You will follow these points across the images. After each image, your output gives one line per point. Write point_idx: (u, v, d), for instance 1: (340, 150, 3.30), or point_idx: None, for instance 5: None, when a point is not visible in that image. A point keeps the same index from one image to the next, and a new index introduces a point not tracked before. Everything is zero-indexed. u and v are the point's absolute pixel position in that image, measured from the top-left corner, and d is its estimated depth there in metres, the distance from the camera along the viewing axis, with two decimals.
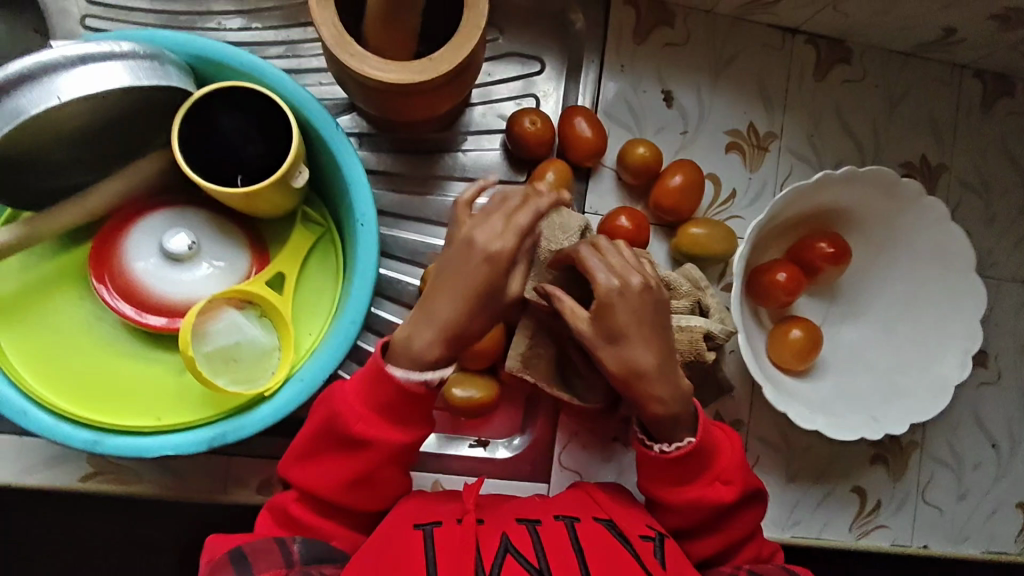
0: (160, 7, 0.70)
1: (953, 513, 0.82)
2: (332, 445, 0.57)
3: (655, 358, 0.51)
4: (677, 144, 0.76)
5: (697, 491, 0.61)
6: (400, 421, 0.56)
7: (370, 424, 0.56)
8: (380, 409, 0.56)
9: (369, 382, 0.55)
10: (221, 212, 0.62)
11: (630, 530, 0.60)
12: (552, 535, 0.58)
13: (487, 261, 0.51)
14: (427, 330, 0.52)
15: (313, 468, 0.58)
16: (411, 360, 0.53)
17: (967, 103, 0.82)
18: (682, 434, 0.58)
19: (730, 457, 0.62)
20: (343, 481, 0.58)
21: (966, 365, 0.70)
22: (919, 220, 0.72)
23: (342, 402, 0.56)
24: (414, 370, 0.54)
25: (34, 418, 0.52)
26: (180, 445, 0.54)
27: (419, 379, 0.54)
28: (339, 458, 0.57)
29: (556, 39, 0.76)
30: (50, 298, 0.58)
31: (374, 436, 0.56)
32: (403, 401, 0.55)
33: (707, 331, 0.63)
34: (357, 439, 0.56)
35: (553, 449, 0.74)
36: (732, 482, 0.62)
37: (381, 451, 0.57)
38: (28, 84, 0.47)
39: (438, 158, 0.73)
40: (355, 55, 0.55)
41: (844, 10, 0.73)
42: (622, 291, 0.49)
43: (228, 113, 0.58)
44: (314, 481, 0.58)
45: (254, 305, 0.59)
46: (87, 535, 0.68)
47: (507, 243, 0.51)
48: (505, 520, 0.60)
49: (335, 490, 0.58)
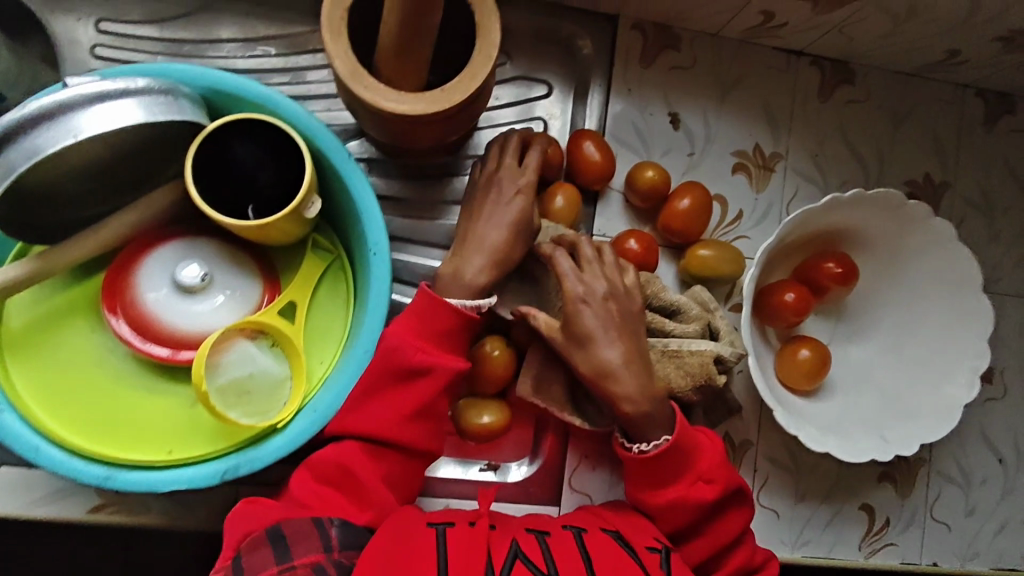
0: (169, 36, 0.71)
1: (961, 529, 0.82)
2: (389, 380, 0.57)
3: (620, 358, 0.61)
4: (684, 165, 0.76)
5: (680, 490, 0.63)
6: (453, 347, 0.59)
7: (428, 350, 0.58)
8: (435, 335, 0.58)
9: (426, 309, 0.58)
10: (233, 241, 0.62)
11: (637, 542, 0.61)
12: (562, 546, 0.58)
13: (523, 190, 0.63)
14: (477, 258, 0.61)
15: (365, 411, 0.57)
16: (463, 286, 0.60)
17: (970, 121, 0.83)
18: (657, 432, 0.62)
19: (712, 456, 0.63)
20: (402, 420, 0.57)
21: (974, 385, 0.71)
22: (926, 239, 0.73)
23: (396, 334, 0.58)
24: (469, 297, 0.60)
25: (46, 455, 0.52)
26: (192, 479, 0.54)
27: (473, 306, 0.60)
28: (396, 395, 0.57)
29: (563, 63, 0.77)
30: (60, 330, 0.58)
31: (434, 363, 0.57)
32: (456, 327, 0.59)
33: (717, 355, 0.66)
34: (417, 368, 0.57)
35: (563, 473, 0.74)
36: (714, 482, 0.63)
37: (441, 379, 0.58)
38: (45, 124, 0.47)
39: (446, 182, 0.73)
40: (369, 87, 0.56)
41: (849, 33, 0.74)
42: (588, 298, 0.61)
43: (241, 144, 0.58)
44: (371, 424, 0.57)
45: (266, 334, 0.59)
46: (96, 566, 0.67)
47: (529, 178, 0.64)
48: (514, 529, 0.60)
49: (394, 431, 0.57)
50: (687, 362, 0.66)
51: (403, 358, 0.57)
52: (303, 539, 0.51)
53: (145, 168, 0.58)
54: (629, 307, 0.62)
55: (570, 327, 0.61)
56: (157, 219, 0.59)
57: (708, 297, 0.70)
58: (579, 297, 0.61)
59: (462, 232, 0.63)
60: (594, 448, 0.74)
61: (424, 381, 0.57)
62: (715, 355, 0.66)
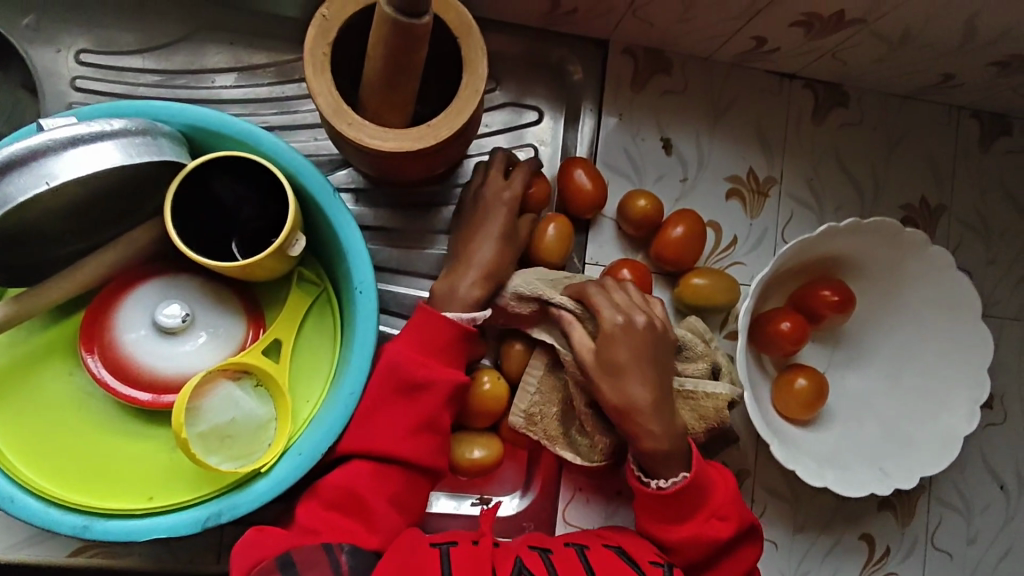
0: (152, 66, 0.69)
1: (962, 556, 0.81)
2: (392, 395, 0.58)
3: (649, 393, 0.59)
4: (677, 191, 0.75)
5: (693, 527, 0.61)
6: (453, 361, 0.60)
7: (429, 365, 0.59)
8: (435, 349, 0.60)
9: (424, 324, 0.60)
10: (216, 278, 0.60)
11: (640, 556, 0.60)
12: (565, 561, 0.58)
13: (508, 201, 0.64)
14: (468, 274, 0.62)
15: (369, 429, 0.58)
16: (460, 299, 0.61)
17: (965, 143, 0.82)
18: (676, 469, 0.61)
19: (726, 492, 0.62)
20: (408, 433, 0.58)
21: (974, 415, 0.69)
22: (923, 266, 0.71)
23: (396, 350, 0.59)
24: (464, 310, 0.61)
25: (21, 505, 0.51)
26: (174, 526, 0.52)
27: (469, 319, 0.61)
28: (400, 409, 0.58)
29: (553, 88, 0.76)
30: (37, 373, 0.57)
31: (434, 376, 0.59)
32: (455, 340, 0.60)
33: (731, 397, 0.65)
34: (419, 381, 0.58)
35: (556, 506, 0.72)
36: (729, 519, 0.62)
37: (442, 392, 0.59)
38: (16, 170, 0.46)
39: (436, 212, 0.72)
40: (353, 124, 0.54)
41: (842, 57, 0.73)
42: (626, 326, 0.60)
43: (222, 181, 0.57)
44: (376, 439, 0.58)
45: (250, 374, 0.57)
46: None
47: (515, 190, 0.64)
48: (516, 547, 0.60)
49: (400, 445, 0.58)
50: (702, 405, 0.65)
51: (405, 372, 0.59)
52: (315, 568, 0.52)
53: (125, 206, 0.57)
54: (662, 342, 0.61)
55: (610, 361, 0.60)
56: (137, 257, 0.58)
57: (704, 328, 0.68)
58: (618, 333, 0.60)
59: (456, 250, 0.64)
60: (589, 481, 0.73)
61: (427, 394, 0.58)
62: (729, 397, 0.65)
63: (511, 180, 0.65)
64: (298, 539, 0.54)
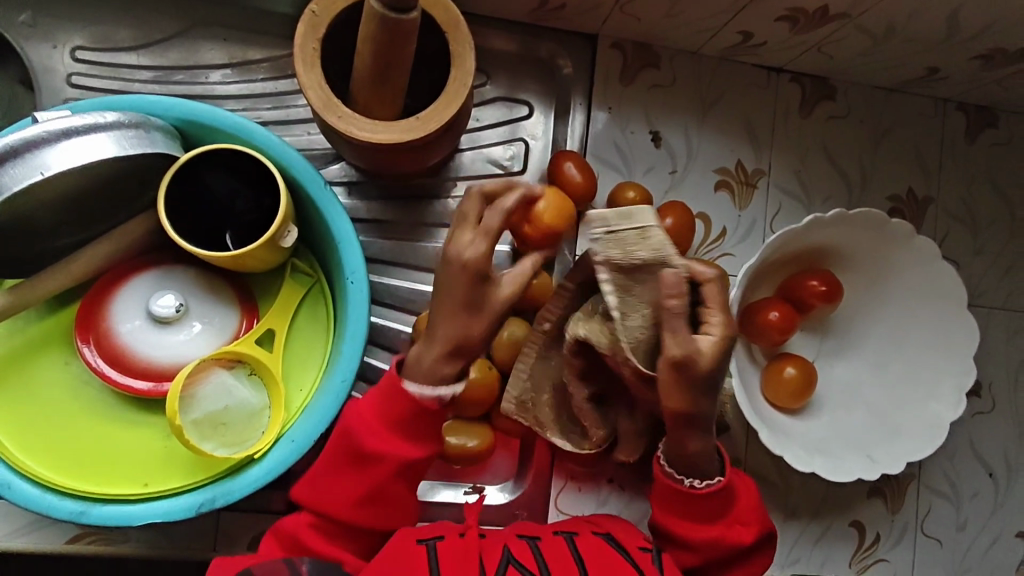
0: (147, 62, 0.70)
1: (952, 544, 0.81)
2: (346, 463, 0.57)
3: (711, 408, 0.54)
4: (666, 183, 0.76)
5: (717, 529, 0.60)
6: (414, 437, 0.56)
7: (383, 439, 0.56)
8: (394, 423, 0.56)
9: (384, 397, 0.55)
10: (209, 269, 0.61)
11: (629, 543, 0.61)
12: (553, 549, 0.58)
13: (465, 269, 0.50)
14: (434, 349, 0.53)
15: (323, 490, 0.57)
16: (424, 374, 0.54)
17: (951, 135, 0.83)
18: (710, 473, 0.59)
19: (748, 501, 0.62)
20: (356, 504, 0.57)
21: (961, 401, 0.70)
22: (911, 256, 0.72)
23: (353, 418, 0.56)
24: (428, 385, 0.54)
25: (19, 491, 0.52)
26: (168, 511, 0.53)
27: (433, 396, 0.54)
28: (349, 477, 0.56)
29: (544, 83, 0.77)
30: (33, 363, 0.58)
31: (387, 452, 0.56)
32: (417, 418, 0.55)
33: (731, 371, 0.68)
34: (370, 455, 0.56)
35: (550, 494, 0.73)
36: (750, 524, 0.61)
37: (393, 467, 0.56)
38: (11, 161, 0.47)
39: (428, 204, 0.73)
40: (342, 116, 0.55)
41: (827, 51, 0.74)
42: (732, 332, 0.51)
43: (215, 175, 0.58)
44: (323, 502, 0.57)
45: (244, 364, 0.59)
46: None
47: (479, 247, 0.50)
48: (505, 536, 0.60)
49: (345, 512, 0.57)
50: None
51: (358, 443, 0.56)
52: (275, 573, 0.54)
53: (119, 198, 0.58)
54: None
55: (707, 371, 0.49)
56: (132, 249, 0.59)
57: None
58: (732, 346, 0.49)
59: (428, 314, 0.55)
60: (581, 470, 0.73)
61: (377, 469, 0.56)
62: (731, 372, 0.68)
63: (476, 232, 0.51)
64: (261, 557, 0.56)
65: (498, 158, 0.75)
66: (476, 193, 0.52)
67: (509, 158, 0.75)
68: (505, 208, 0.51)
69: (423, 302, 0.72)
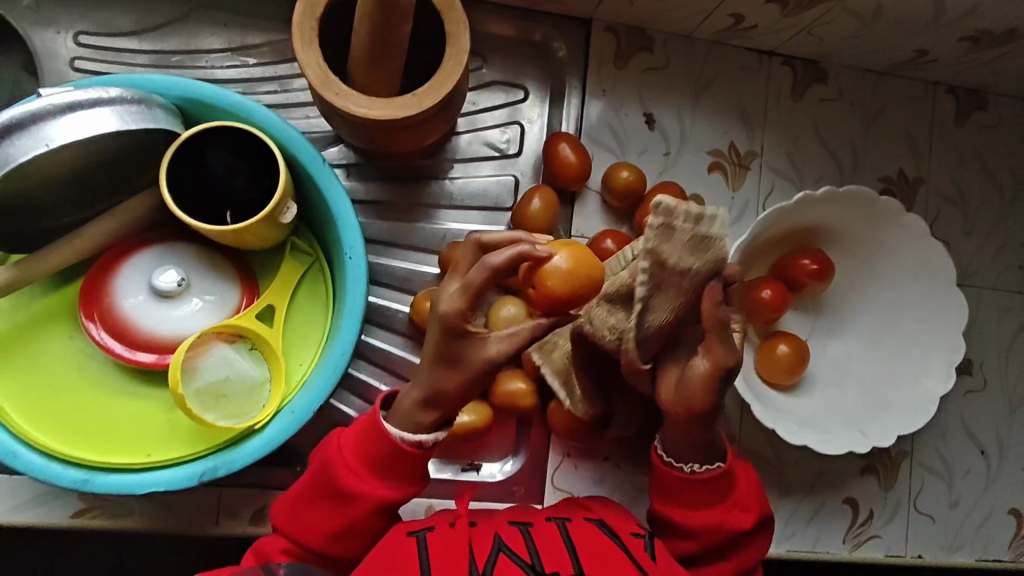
0: (148, 47, 0.72)
1: (945, 521, 0.82)
2: (323, 497, 0.58)
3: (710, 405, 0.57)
4: (660, 164, 0.77)
5: (717, 514, 0.61)
6: (389, 477, 0.57)
7: (360, 477, 0.57)
8: (370, 462, 0.57)
9: (364, 434, 0.57)
10: (210, 245, 0.62)
11: (621, 528, 0.62)
12: (544, 535, 0.58)
13: (442, 322, 0.51)
14: (415, 392, 0.55)
15: (301, 519, 0.58)
16: (404, 418, 0.56)
17: (941, 117, 0.84)
18: (711, 457, 0.61)
19: (748, 486, 0.63)
20: (331, 536, 0.58)
21: (951, 376, 0.72)
22: (902, 234, 0.73)
23: (334, 453, 0.58)
24: (409, 430, 0.56)
25: (23, 459, 0.53)
26: (170, 481, 0.55)
27: (414, 441, 0.56)
28: (325, 510, 0.58)
29: (539, 67, 0.78)
30: (39, 337, 0.59)
31: (363, 490, 0.57)
32: (392, 459, 0.57)
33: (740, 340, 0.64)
34: (346, 490, 0.57)
35: (546, 470, 0.74)
36: (749, 510, 0.62)
37: (368, 505, 0.57)
38: (17, 133, 0.48)
39: (426, 186, 0.75)
40: (340, 93, 0.57)
41: (818, 34, 0.75)
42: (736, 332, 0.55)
43: (216, 151, 0.59)
44: (298, 531, 0.58)
45: (245, 338, 0.60)
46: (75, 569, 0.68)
47: (455, 302, 0.51)
48: (496, 522, 0.60)
49: (317, 543, 0.58)
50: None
51: (336, 478, 0.57)
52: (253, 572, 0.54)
53: (122, 175, 0.59)
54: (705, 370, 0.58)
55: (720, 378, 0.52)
56: (134, 227, 0.60)
57: None
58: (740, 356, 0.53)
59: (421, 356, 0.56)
60: (577, 447, 0.74)
61: (353, 505, 0.57)
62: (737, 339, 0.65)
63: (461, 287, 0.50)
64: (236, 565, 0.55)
65: (494, 141, 0.76)
66: (474, 242, 0.52)
67: (505, 141, 0.77)
68: (489, 266, 0.48)
69: (421, 282, 0.73)
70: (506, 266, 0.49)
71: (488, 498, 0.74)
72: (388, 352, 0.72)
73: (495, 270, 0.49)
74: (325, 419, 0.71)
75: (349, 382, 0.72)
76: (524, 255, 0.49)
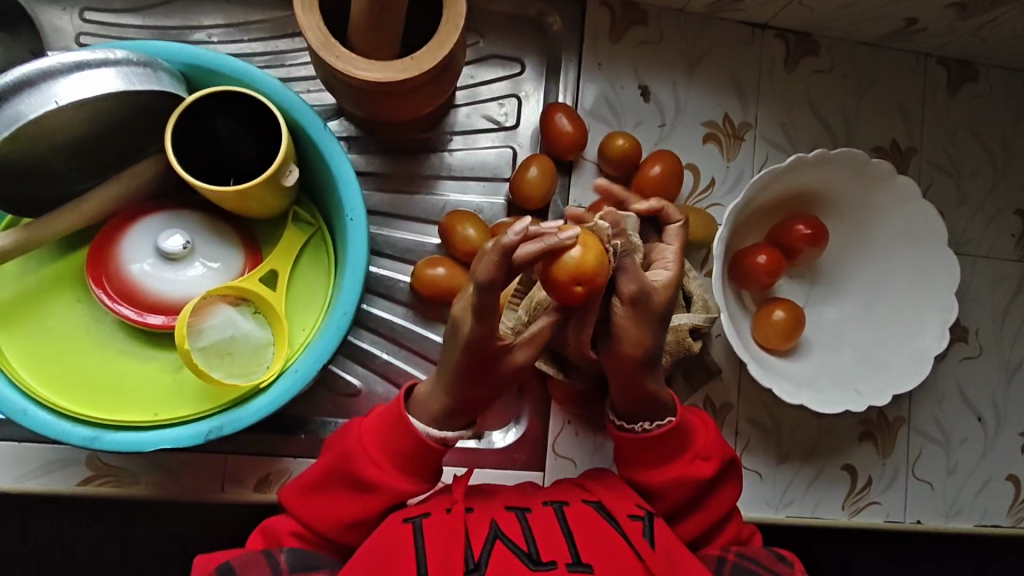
0: (150, 23, 0.73)
1: (943, 487, 0.82)
2: (343, 485, 0.59)
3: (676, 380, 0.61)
4: (655, 135, 0.79)
5: (679, 468, 0.62)
6: (412, 470, 0.58)
7: (383, 469, 0.57)
8: (394, 454, 0.57)
9: (389, 428, 0.57)
10: (215, 213, 0.64)
11: (619, 510, 0.60)
12: (542, 522, 0.58)
13: (465, 343, 0.51)
14: (435, 402, 0.56)
15: (317, 501, 0.60)
16: (430, 417, 0.56)
17: (933, 88, 0.85)
18: (662, 413, 0.61)
19: (707, 435, 0.64)
20: (344, 524, 0.59)
21: (944, 336, 0.73)
22: (891, 198, 0.75)
23: (355, 443, 0.58)
24: (434, 425, 0.57)
25: (33, 417, 0.55)
26: (177, 438, 0.56)
27: (439, 437, 0.57)
28: (343, 500, 0.59)
29: (535, 42, 0.79)
30: (46, 303, 0.62)
31: (384, 483, 0.57)
32: (416, 452, 0.57)
33: (693, 326, 0.70)
34: (366, 481, 0.58)
35: (547, 438, 0.75)
36: (711, 459, 0.63)
37: (389, 496, 0.58)
38: (26, 90, 0.50)
39: (425, 158, 0.76)
40: (340, 57, 0.58)
41: (809, 4, 0.77)
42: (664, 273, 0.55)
43: (221, 118, 0.60)
44: (314, 517, 0.59)
45: (249, 302, 0.62)
46: (75, 540, 0.68)
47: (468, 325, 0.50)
48: (494, 508, 0.60)
49: (333, 531, 0.59)
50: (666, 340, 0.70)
51: (356, 470, 0.58)
52: (253, 568, 0.56)
53: (127, 142, 0.61)
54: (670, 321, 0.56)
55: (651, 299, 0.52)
56: (139, 193, 0.62)
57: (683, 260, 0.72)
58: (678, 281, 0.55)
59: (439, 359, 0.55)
60: (577, 414, 0.75)
61: (373, 495, 0.58)
62: (692, 327, 0.70)
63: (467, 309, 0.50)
64: (240, 550, 0.58)
65: (492, 114, 0.77)
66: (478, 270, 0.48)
67: (503, 114, 0.78)
68: (484, 283, 0.47)
69: (422, 253, 0.74)
70: (497, 277, 0.47)
71: (490, 466, 0.74)
72: (388, 321, 0.73)
73: (487, 286, 0.47)
74: (327, 387, 0.72)
75: (350, 351, 0.73)
76: (512, 260, 0.47)
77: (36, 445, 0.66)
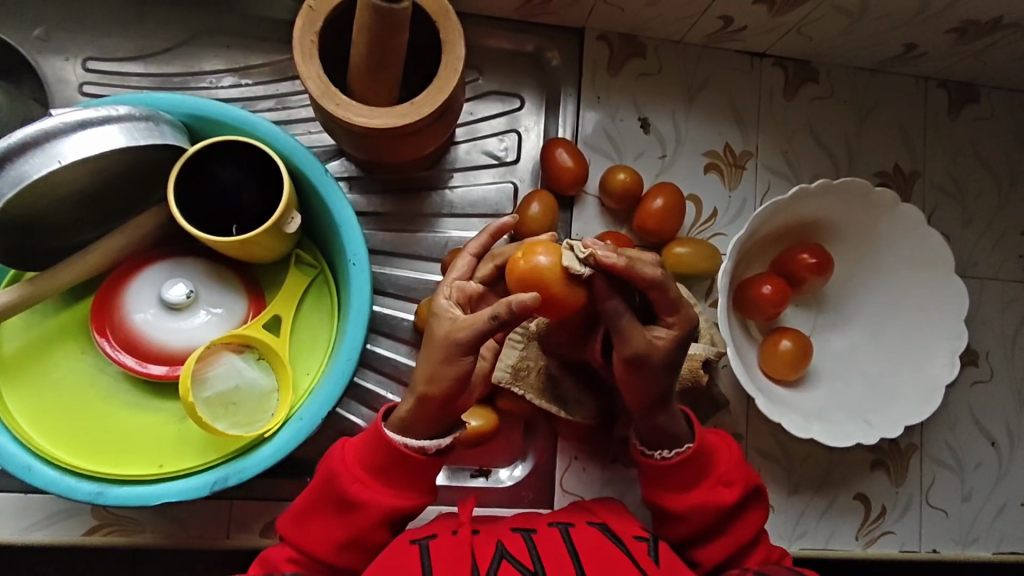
0: (153, 70, 0.74)
1: (959, 514, 0.80)
2: (330, 505, 0.58)
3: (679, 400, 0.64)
4: (656, 167, 0.78)
5: (698, 494, 0.61)
6: (393, 484, 0.57)
7: (364, 483, 0.57)
8: (375, 470, 0.57)
9: (367, 444, 0.57)
10: (218, 262, 0.64)
11: (625, 532, 0.61)
12: (549, 544, 0.57)
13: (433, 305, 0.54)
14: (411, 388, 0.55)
15: (309, 526, 0.58)
16: (404, 420, 0.55)
17: (934, 111, 0.85)
18: (680, 440, 0.61)
19: (729, 459, 0.63)
20: (338, 546, 0.58)
21: (954, 364, 0.72)
22: (897, 224, 0.74)
23: (340, 460, 0.58)
24: (413, 436, 0.56)
25: (38, 474, 0.56)
26: (181, 492, 0.57)
27: (419, 447, 0.56)
28: (334, 520, 0.58)
29: (534, 76, 0.80)
30: (53, 354, 0.62)
31: (368, 499, 0.57)
32: (395, 466, 0.56)
33: (706, 357, 0.69)
34: (353, 500, 0.57)
35: (554, 473, 0.74)
36: (733, 484, 0.62)
37: (375, 513, 0.57)
38: (31, 151, 0.51)
39: (427, 196, 0.76)
40: (341, 105, 0.58)
41: (807, 33, 0.77)
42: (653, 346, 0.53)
43: (223, 166, 0.61)
44: (309, 539, 0.58)
45: (253, 348, 0.62)
46: None
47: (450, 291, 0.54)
48: (500, 529, 0.59)
49: (330, 554, 0.58)
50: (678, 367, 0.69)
51: (343, 487, 0.57)
52: None
53: (131, 192, 0.61)
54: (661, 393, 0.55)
55: (649, 360, 0.53)
56: (142, 243, 0.62)
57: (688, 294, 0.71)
58: (688, 332, 0.54)
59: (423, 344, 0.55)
60: (586, 449, 0.74)
61: (359, 513, 0.57)
62: (705, 358, 0.69)
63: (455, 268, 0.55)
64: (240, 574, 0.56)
65: (493, 149, 0.78)
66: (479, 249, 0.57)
67: (503, 149, 0.78)
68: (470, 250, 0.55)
69: (425, 290, 0.74)
70: (483, 246, 0.55)
71: (497, 503, 0.74)
72: (394, 361, 0.73)
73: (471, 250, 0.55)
74: (332, 429, 0.71)
75: (354, 390, 0.73)
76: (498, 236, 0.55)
77: (41, 496, 0.66)
